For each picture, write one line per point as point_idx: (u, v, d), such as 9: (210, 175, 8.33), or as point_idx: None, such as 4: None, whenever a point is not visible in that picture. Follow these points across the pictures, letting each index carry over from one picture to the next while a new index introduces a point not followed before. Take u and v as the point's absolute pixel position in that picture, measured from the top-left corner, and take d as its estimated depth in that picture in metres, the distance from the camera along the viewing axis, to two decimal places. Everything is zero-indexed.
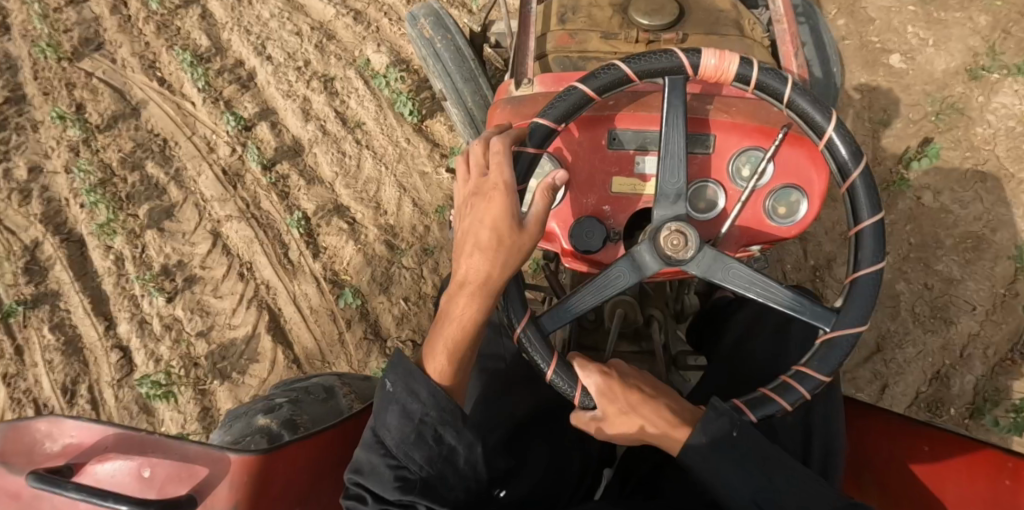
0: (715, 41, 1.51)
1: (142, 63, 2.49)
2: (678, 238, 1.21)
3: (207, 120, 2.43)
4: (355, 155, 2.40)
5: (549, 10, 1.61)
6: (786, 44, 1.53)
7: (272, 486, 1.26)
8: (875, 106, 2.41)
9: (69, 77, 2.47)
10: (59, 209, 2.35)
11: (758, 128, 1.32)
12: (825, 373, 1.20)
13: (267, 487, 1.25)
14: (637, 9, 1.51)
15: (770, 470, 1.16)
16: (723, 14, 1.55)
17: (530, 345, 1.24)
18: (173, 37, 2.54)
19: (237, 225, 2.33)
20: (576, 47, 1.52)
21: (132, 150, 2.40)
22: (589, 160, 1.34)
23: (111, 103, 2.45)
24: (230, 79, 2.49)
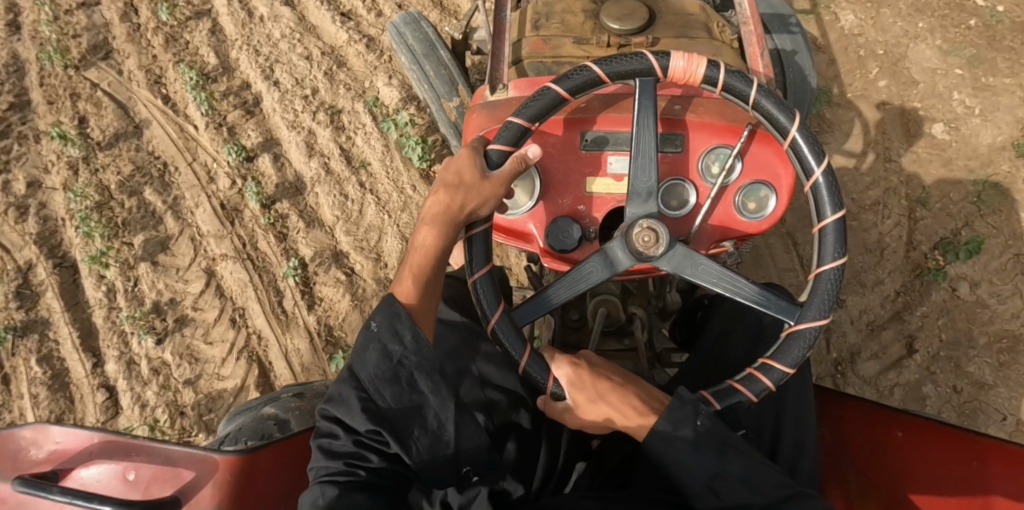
0: (683, 44, 1.54)
1: (148, 78, 2.59)
2: (649, 234, 1.26)
3: (209, 146, 2.51)
4: (357, 199, 2.45)
5: (523, 17, 1.63)
6: (753, 45, 1.56)
7: (257, 482, 1.29)
8: (913, 183, 2.40)
9: (75, 87, 2.57)
10: (54, 229, 2.42)
11: (726, 126, 1.36)
12: (789, 364, 1.24)
13: (251, 483, 1.28)
14: (608, 13, 1.55)
15: (725, 454, 1.19)
16: (692, 18, 1.60)
17: (504, 337, 1.30)
18: (181, 50, 2.63)
19: (231, 266, 2.38)
20: (549, 52, 1.56)
21: (131, 173, 2.47)
22: (563, 160, 1.39)
23: (114, 119, 2.53)
24: (235, 103, 2.57)
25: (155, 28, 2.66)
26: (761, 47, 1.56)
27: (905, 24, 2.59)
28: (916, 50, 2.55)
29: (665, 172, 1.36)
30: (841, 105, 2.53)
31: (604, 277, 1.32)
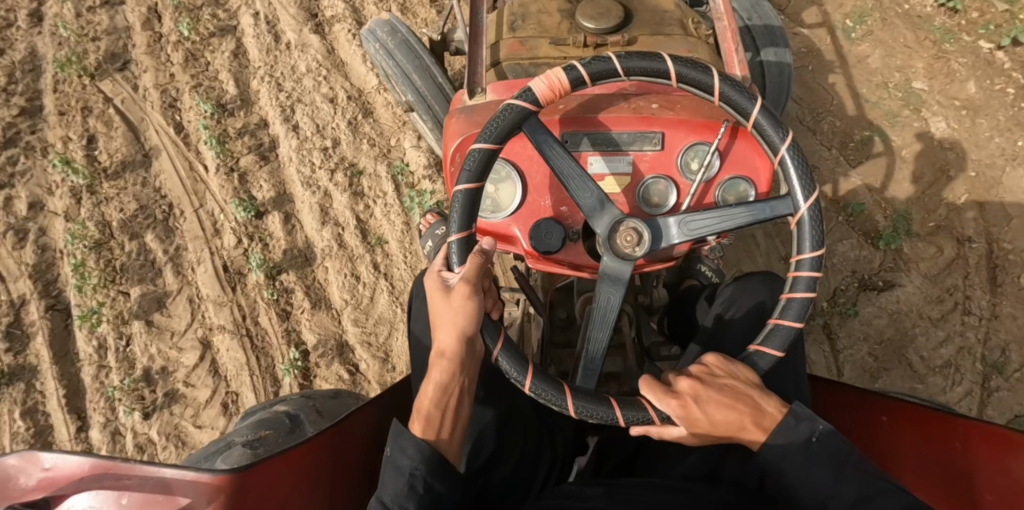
0: (658, 41, 1.64)
1: (164, 100, 2.65)
2: (631, 233, 1.34)
3: (217, 194, 2.56)
4: (370, 284, 2.52)
5: (500, 18, 1.72)
6: (728, 40, 1.65)
7: (250, 499, 1.34)
8: (990, 342, 2.45)
9: (88, 99, 2.63)
10: (51, 264, 2.46)
11: (703, 124, 1.45)
12: (815, 248, 1.33)
13: (244, 501, 1.33)
14: (584, 14, 1.64)
15: (840, 469, 1.26)
16: (667, 14, 1.69)
17: (591, 412, 1.32)
18: (202, 72, 2.69)
19: (228, 342, 2.43)
20: (526, 54, 1.66)
21: (133, 213, 2.51)
22: (542, 164, 1.49)
23: (125, 149, 2.58)
24: (250, 146, 2.62)
25: (175, 42, 2.72)
26: (735, 41, 1.64)
27: (1003, 140, 2.63)
28: (1013, 176, 2.59)
29: (643, 170, 1.46)
30: (921, 238, 2.56)
31: (622, 291, 1.38)
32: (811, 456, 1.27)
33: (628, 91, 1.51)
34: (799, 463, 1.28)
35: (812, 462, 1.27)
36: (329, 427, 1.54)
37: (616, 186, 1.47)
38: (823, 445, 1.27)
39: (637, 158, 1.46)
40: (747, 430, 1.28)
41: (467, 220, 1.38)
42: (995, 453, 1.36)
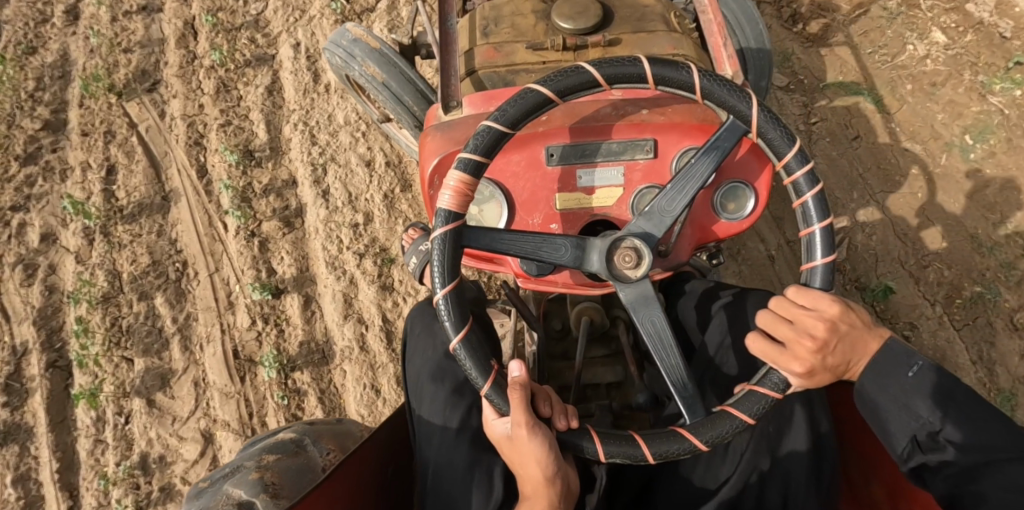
0: (640, 37, 1.69)
1: (189, 138, 2.48)
2: (628, 253, 1.28)
3: (235, 259, 2.19)
4: (392, 401, 2.06)
5: (472, 23, 1.76)
6: (715, 36, 1.68)
7: None
8: None
9: (112, 123, 2.64)
10: (56, 309, 2.34)
11: (696, 126, 1.42)
12: (790, 146, 1.28)
13: None
14: (560, 14, 1.68)
15: (943, 397, 1.21)
16: (646, 10, 1.75)
17: (720, 435, 1.24)
18: (232, 106, 2.50)
19: (232, 440, 2.03)
20: (502, 61, 1.68)
21: (144, 269, 2.24)
22: (529, 179, 1.44)
23: (145, 191, 2.42)
24: (275, 206, 2.25)
25: (207, 69, 2.64)
26: (721, 33, 1.67)
27: None
28: None
29: (637, 178, 1.43)
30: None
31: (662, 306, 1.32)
32: (906, 387, 1.23)
33: (613, 97, 1.47)
34: (892, 396, 1.24)
35: (909, 395, 1.22)
36: (309, 493, 1.34)
37: (610, 198, 1.44)
38: (925, 377, 1.22)
39: (629, 168, 1.42)
40: (852, 367, 1.27)
41: (482, 368, 1.28)
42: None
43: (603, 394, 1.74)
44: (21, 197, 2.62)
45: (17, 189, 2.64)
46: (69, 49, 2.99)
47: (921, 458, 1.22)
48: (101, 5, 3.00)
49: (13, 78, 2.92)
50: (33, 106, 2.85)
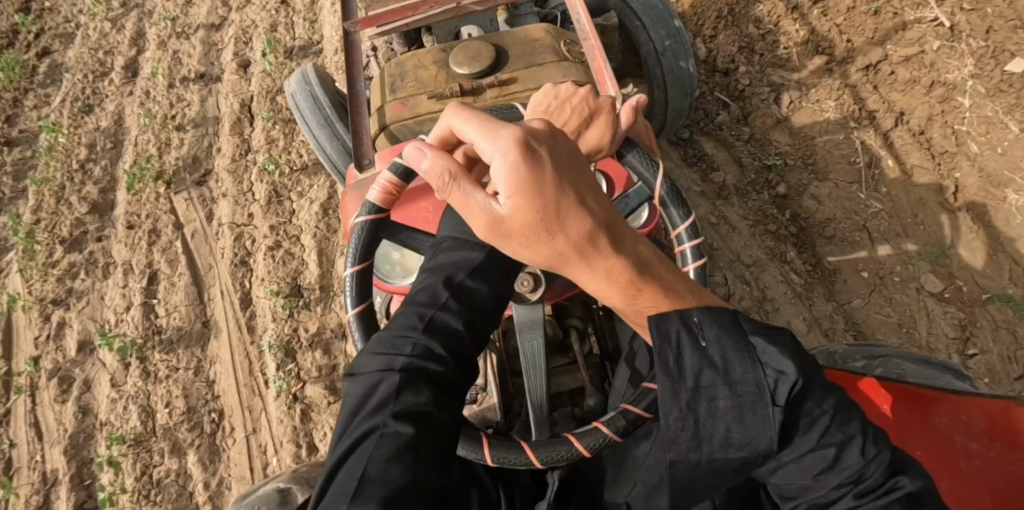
0: (533, 72, 1.74)
1: (236, 257, 2.24)
2: (530, 276, 1.24)
3: (274, 425, 1.99)
4: None
5: (382, 81, 1.84)
6: (596, 58, 1.66)
7: None
8: None
9: (157, 220, 2.42)
10: (89, 438, 2.19)
11: None
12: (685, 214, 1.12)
13: None
14: (457, 61, 1.75)
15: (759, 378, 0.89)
16: (536, 43, 1.81)
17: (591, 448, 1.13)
18: (283, 222, 2.24)
19: None
20: (409, 113, 1.75)
21: (181, 417, 2.05)
22: (439, 221, 1.47)
23: (186, 315, 2.21)
24: (322, 366, 2.02)
25: (260, 169, 2.38)
26: (602, 57, 1.66)
27: None
28: None
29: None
30: None
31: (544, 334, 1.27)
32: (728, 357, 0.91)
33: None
34: (704, 380, 0.87)
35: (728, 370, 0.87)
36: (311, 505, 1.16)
37: None
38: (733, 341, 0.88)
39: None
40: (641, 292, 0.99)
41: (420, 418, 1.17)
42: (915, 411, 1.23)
43: (567, 402, 1.55)
44: (64, 291, 2.46)
45: (59, 279, 2.49)
46: (125, 113, 2.81)
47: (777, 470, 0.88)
48: (159, 72, 2.83)
49: (71, 148, 2.78)
50: (82, 183, 2.67)
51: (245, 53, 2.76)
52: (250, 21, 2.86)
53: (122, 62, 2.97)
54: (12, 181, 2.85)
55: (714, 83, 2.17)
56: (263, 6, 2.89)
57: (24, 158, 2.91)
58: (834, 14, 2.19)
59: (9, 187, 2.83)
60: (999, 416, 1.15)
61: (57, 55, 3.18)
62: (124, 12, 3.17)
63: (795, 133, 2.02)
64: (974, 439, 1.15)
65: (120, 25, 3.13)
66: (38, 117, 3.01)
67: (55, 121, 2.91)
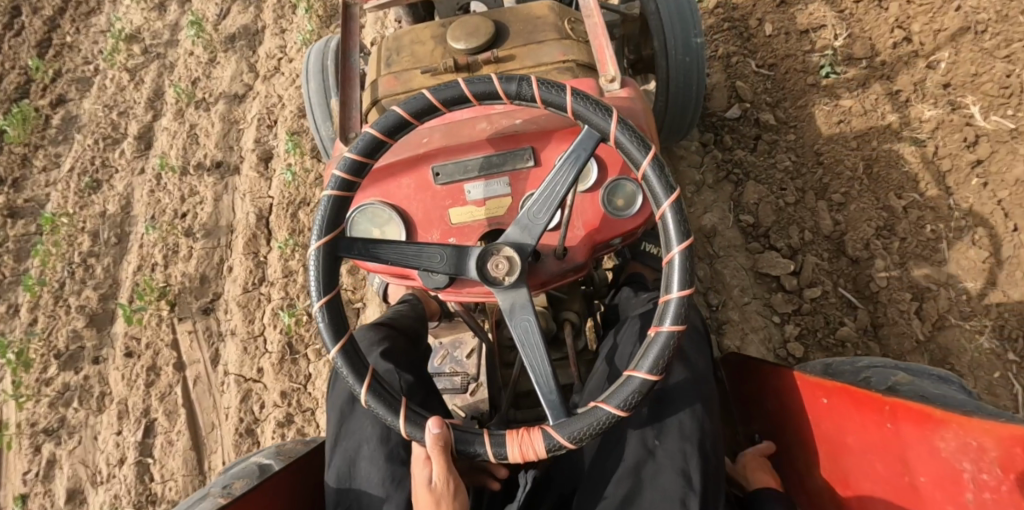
0: (530, 49, 1.61)
1: (241, 423, 1.93)
2: (502, 259, 1.19)
3: None
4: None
5: (379, 54, 1.75)
6: (599, 36, 1.56)
7: None
8: None
9: (157, 352, 2.11)
10: None
11: (569, 131, 1.37)
12: (669, 195, 1.15)
13: None
14: (455, 36, 1.64)
15: None
16: (538, 21, 1.67)
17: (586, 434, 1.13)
18: (296, 385, 1.93)
19: None
20: (401, 88, 1.65)
21: None
22: (421, 199, 1.39)
23: (182, 488, 1.92)
24: None
25: (274, 310, 2.04)
26: (606, 35, 1.55)
27: None
28: None
29: (523, 188, 1.36)
30: None
31: (536, 312, 1.21)
32: None
33: (494, 112, 1.41)
34: None
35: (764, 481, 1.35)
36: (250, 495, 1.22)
37: (502, 208, 1.36)
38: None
39: (514, 178, 1.36)
40: None
41: (393, 404, 1.18)
42: (916, 430, 1.10)
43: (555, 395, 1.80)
44: (55, 420, 2.18)
45: (51, 403, 2.20)
46: (133, 197, 2.49)
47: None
48: (175, 151, 2.50)
49: (76, 234, 2.48)
50: (82, 282, 2.37)
51: (268, 140, 2.39)
52: (276, 98, 2.50)
53: (136, 129, 2.66)
54: (13, 260, 2.57)
55: (838, 271, 1.78)
56: (293, 80, 2.52)
57: (28, 233, 2.63)
58: (997, 185, 1.74)
59: (9, 268, 2.55)
60: (1014, 445, 0.97)
61: (72, 105, 2.94)
62: (145, 61, 2.91)
63: (937, 364, 1.63)
64: (980, 470, 1.02)
65: (138, 79, 2.86)
66: (45, 182, 2.74)
67: (62, 195, 2.63)
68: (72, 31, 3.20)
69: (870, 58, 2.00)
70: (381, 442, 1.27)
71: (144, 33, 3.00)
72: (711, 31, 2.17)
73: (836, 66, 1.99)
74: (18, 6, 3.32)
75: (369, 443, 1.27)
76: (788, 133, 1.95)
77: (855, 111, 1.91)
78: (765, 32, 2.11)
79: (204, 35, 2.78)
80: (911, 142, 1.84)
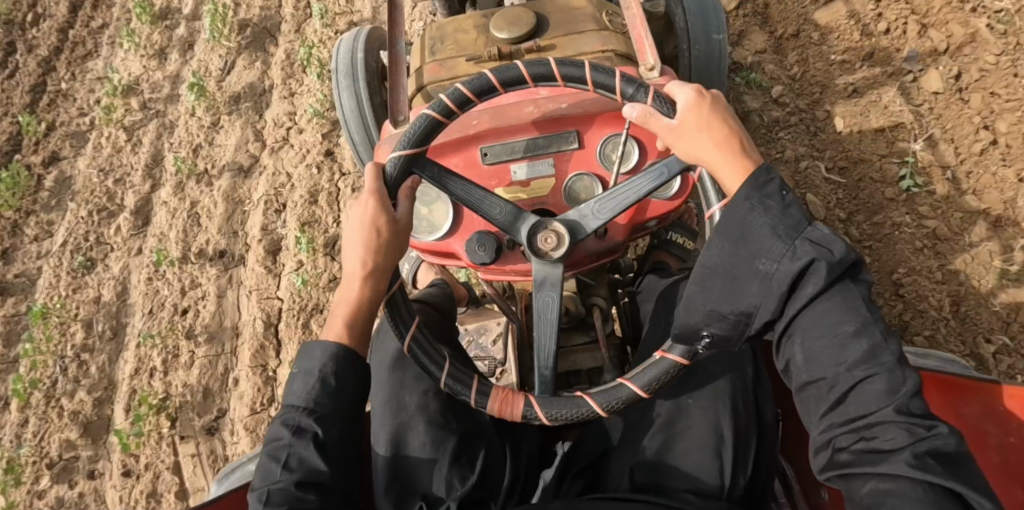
0: (570, 39, 1.64)
1: None
2: (552, 232, 1.17)
3: None
4: None
5: (422, 44, 1.77)
6: (637, 25, 1.51)
7: None
8: None
9: (158, 475, 1.94)
10: None
11: (611, 114, 1.37)
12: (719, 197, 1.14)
13: None
14: (497, 24, 1.67)
15: None
16: (576, 12, 1.70)
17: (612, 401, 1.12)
18: None
19: None
20: (446, 75, 1.67)
21: None
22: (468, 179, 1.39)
23: None
24: None
25: None
26: (647, 25, 1.48)
27: None
28: None
29: (568, 168, 1.36)
30: None
31: (561, 290, 1.19)
32: None
33: (539, 96, 1.41)
34: None
35: (743, 275, 0.99)
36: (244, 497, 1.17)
37: (546, 187, 1.37)
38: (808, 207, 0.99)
39: (559, 159, 1.37)
40: None
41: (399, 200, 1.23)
42: (942, 400, 1.18)
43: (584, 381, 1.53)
44: None
45: None
46: (130, 282, 2.30)
47: (785, 350, 1.02)
48: (175, 231, 2.30)
49: (70, 323, 2.29)
50: (75, 381, 2.19)
51: (276, 228, 2.17)
52: (284, 176, 2.27)
53: (133, 202, 2.45)
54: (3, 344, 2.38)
55: None
56: (303, 155, 2.29)
57: (18, 313, 2.44)
58: None
59: None
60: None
61: (65, 164, 2.74)
62: (143, 119, 2.69)
63: None
64: (1005, 432, 1.08)
65: (136, 140, 2.64)
66: (37, 254, 2.55)
67: (53, 272, 2.43)
68: (67, 76, 3.00)
69: (952, 168, 1.80)
70: (418, 411, 1.25)
71: (143, 84, 2.79)
72: (777, 125, 1.97)
73: (917, 177, 1.79)
74: (12, 42, 3.10)
75: (404, 410, 1.26)
76: (864, 255, 1.76)
77: (939, 234, 1.72)
78: (835, 129, 1.92)
79: (207, 96, 2.55)
80: (1000, 278, 1.64)
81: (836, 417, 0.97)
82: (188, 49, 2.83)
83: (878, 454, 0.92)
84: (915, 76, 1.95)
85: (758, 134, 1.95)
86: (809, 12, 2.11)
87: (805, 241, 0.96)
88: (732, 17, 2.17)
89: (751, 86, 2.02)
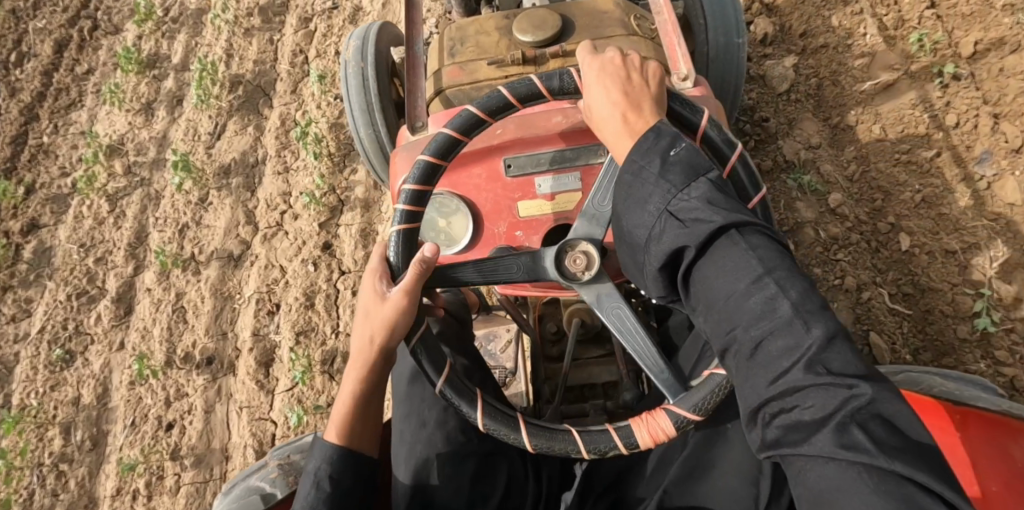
0: (597, 43, 1.44)
1: None
2: (581, 254, 1.11)
3: None
4: None
5: (439, 44, 1.56)
6: (670, 33, 1.41)
7: None
8: None
9: None
10: None
11: None
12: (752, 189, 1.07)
13: None
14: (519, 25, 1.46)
15: None
16: (604, 15, 1.50)
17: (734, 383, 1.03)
18: None
19: None
20: (467, 79, 1.47)
21: None
22: (492, 190, 1.28)
23: None
24: None
25: None
26: (678, 31, 1.41)
27: None
28: None
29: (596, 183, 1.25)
30: None
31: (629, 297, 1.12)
32: None
33: (567, 105, 1.28)
34: None
35: (631, 235, 0.96)
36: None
37: (572, 201, 1.26)
38: (684, 168, 0.92)
39: (586, 173, 1.26)
40: None
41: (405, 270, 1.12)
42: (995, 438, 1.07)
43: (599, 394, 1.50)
44: None
45: None
46: (111, 384, 2.11)
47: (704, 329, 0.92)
48: (159, 327, 2.10)
49: (46, 429, 2.10)
50: (53, 495, 2.01)
51: (269, 332, 1.98)
52: (277, 270, 2.06)
53: (115, 286, 2.26)
54: None
55: None
56: (298, 247, 2.09)
57: None
58: None
59: None
60: None
61: (45, 232, 2.53)
62: (127, 186, 2.47)
63: None
64: None
65: (120, 211, 2.43)
66: (13, 337, 2.34)
67: (29, 364, 2.23)
68: (49, 129, 2.77)
69: None
70: (439, 427, 1.21)
71: (128, 144, 2.57)
72: (835, 243, 1.74)
73: (994, 313, 1.58)
74: None
75: (426, 427, 1.21)
76: None
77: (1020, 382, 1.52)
78: (898, 246, 1.70)
79: (195, 169, 2.33)
80: None
81: (756, 380, 0.84)
82: (177, 105, 2.60)
83: (801, 430, 0.79)
84: (987, 182, 1.72)
85: (813, 255, 1.73)
86: (867, 100, 1.88)
87: (670, 211, 0.90)
88: (781, 102, 1.94)
89: (805, 190, 1.81)
